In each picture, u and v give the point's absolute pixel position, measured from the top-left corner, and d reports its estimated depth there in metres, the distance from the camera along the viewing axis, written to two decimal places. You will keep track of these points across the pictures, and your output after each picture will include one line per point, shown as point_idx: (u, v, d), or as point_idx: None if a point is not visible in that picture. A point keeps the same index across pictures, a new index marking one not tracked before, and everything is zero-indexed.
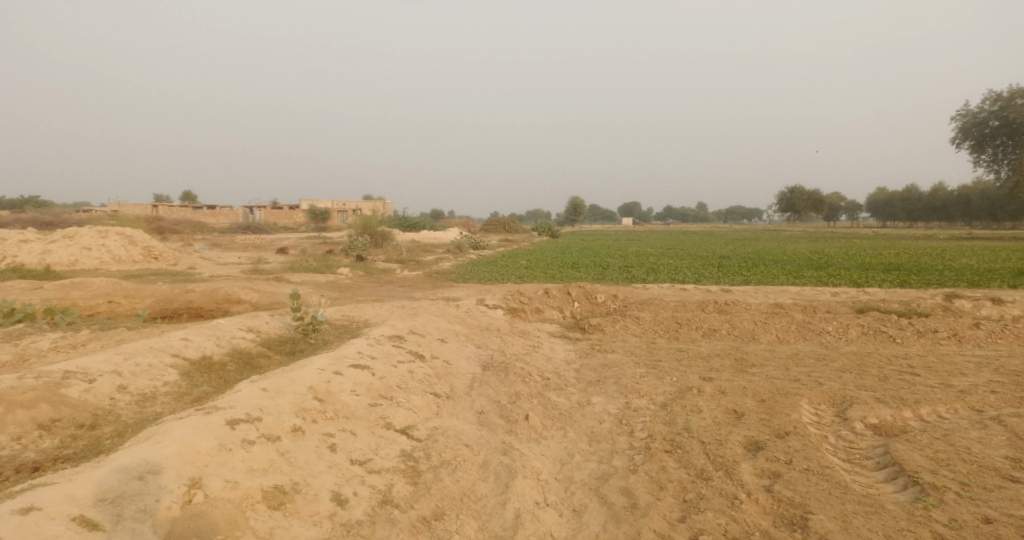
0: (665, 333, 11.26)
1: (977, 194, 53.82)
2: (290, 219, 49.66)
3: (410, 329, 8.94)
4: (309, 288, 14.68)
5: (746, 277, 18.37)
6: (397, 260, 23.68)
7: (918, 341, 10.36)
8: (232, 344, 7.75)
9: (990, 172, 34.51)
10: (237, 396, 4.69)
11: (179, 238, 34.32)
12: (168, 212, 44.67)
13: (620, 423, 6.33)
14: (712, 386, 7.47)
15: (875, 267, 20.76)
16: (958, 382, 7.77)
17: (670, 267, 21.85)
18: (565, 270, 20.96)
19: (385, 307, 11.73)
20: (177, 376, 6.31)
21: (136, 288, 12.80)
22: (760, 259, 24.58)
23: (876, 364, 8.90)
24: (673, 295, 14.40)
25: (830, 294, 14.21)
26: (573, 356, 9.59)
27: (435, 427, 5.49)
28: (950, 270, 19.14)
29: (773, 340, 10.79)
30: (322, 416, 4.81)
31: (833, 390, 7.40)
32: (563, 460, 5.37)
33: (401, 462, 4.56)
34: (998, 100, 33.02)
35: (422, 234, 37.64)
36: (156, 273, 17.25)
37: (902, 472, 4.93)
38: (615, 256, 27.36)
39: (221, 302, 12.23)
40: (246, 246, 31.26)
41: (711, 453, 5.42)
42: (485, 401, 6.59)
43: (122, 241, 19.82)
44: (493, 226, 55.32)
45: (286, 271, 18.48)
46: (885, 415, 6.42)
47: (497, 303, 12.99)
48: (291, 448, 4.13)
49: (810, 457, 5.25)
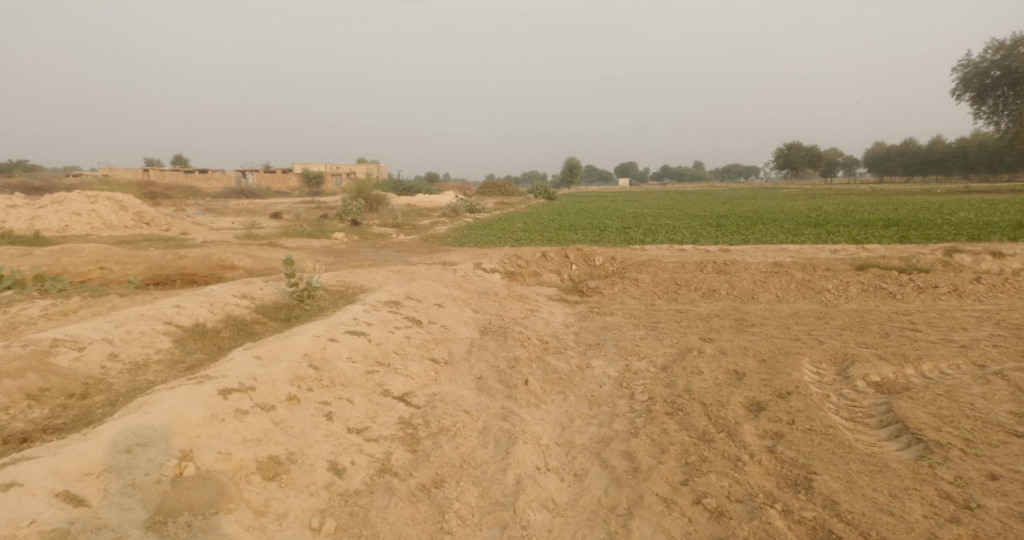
0: (664, 294, 11.18)
1: (976, 148, 53.30)
2: (284, 184, 49.04)
3: (407, 294, 8.82)
4: (304, 253, 14.49)
5: (744, 236, 18.25)
6: (392, 225, 23.40)
7: (918, 297, 10.30)
8: (226, 310, 7.62)
9: (990, 124, 34.02)
10: (230, 365, 4.56)
11: (171, 203, 33.87)
12: (159, 177, 44.01)
13: (620, 386, 6.27)
14: (713, 347, 7.40)
15: (874, 223, 20.60)
16: (959, 337, 7.72)
17: (668, 227, 21.69)
18: (563, 233, 20.77)
19: (381, 272, 11.59)
20: (169, 344, 6.20)
21: (127, 254, 12.59)
22: (758, 218, 24.43)
23: (877, 321, 8.83)
24: (671, 256, 14.27)
25: (828, 252, 14.10)
26: (571, 319, 9.52)
27: (433, 393, 5.42)
28: (949, 224, 19.01)
29: (773, 299, 10.72)
30: (318, 384, 4.70)
31: (834, 348, 7.35)
32: (564, 425, 5.32)
33: (400, 430, 4.48)
34: (1001, 50, 32.36)
35: (417, 198, 37.27)
36: (148, 239, 17.01)
37: (906, 430, 4.89)
38: (612, 218, 27.16)
39: (214, 268, 12.07)
40: (240, 211, 30.85)
41: (713, 415, 5.37)
42: (484, 366, 6.51)
43: (112, 206, 19.48)
44: (489, 189, 54.80)
45: (280, 236, 18.25)
46: (887, 372, 6.37)
47: (494, 266, 12.85)
48: (287, 417, 4.03)
49: (813, 417, 5.20)
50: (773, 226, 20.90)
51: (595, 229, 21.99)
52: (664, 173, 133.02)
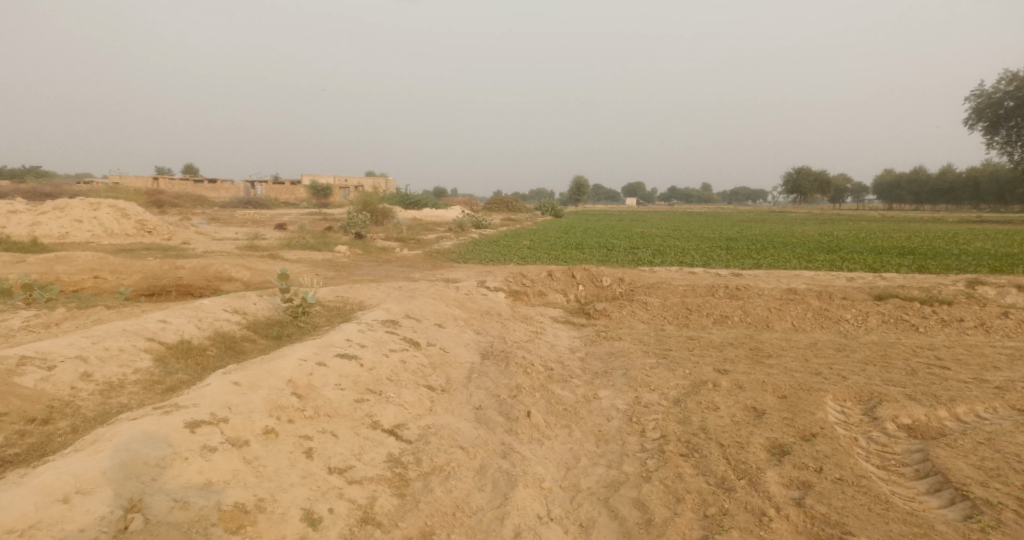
0: (675, 319, 10.74)
1: (987, 177, 52.81)
2: (292, 195, 49.10)
3: (406, 313, 8.41)
4: (305, 267, 14.14)
5: (756, 260, 17.82)
6: (396, 239, 23.08)
7: (942, 331, 9.82)
8: (215, 327, 7.22)
9: (1004, 154, 33.53)
10: (203, 392, 4.16)
11: (178, 211, 33.87)
12: (169, 185, 44.10)
13: (630, 420, 5.83)
14: (729, 379, 6.93)
15: (888, 251, 20.06)
16: (992, 377, 7.24)
17: (678, 249, 21.21)
18: (570, 252, 20.37)
19: (382, 288, 11.19)
20: (149, 363, 5.81)
21: (123, 263, 12.28)
22: (769, 242, 23.96)
23: (901, 356, 8.35)
24: (682, 279, 13.83)
25: (845, 280, 13.63)
26: (578, 344, 9.09)
27: (427, 426, 4.99)
28: (967, 254, 18.45)
29: (788, 329, 10.25)
30: (299, 415, 4.29)
31: (858, 385, 6.86)
32: (568, 465, 4.87)
33: (388, 469, 4.06)
34: (1015, 80, 32.08)
35: (424, 213, 37.10)
36: (148, 248, 16.72)
37: (948, 483, 4.42)
38: (620, 238, 26.78)
39: (211, 280, 11.75)
40: (245, 222, 30.65)
41: (732, 458, 4.92)
42: (483, 395, 6.08)
43: (115, 214, 19.26)
44: (496, 205, 54.66)
45: (282, 248, 17.93)
46: (918, 415, 5.90)
47: (499, 285, 12.47)
48: (260, 455, 3.62)
49: (843, 465, 4.73)
50: (785, 250, 20.43)
51: (603, 249, 21.61)
52: (672, 195, 132.63)
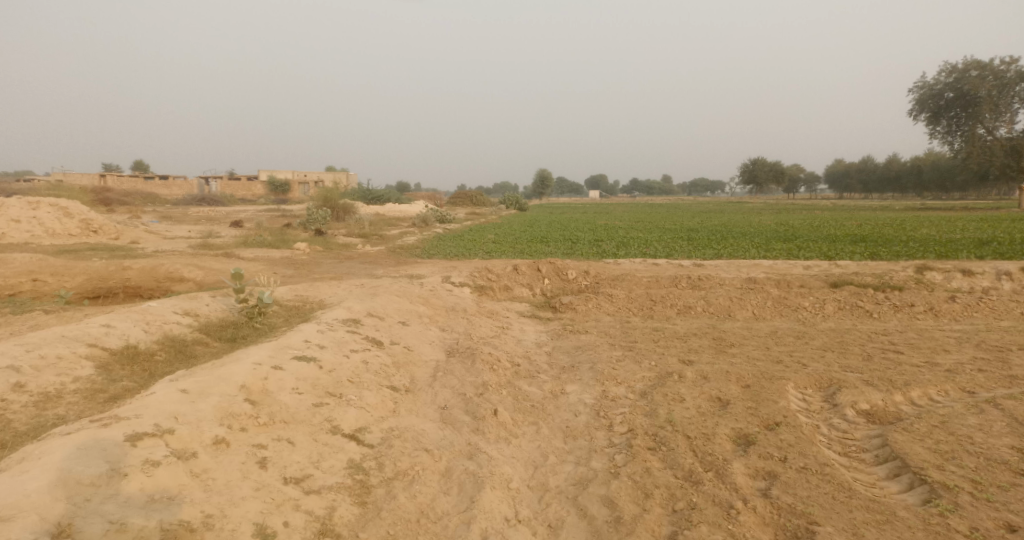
0: (640, 311, 10.79)
1: (930, 166, 55.17)
2: (249, 191, 47.60)
3: (368, 311, 8.17)
4: (262, 265, 13.66)
5: (717, 250, 18.13)
6: (358, 235, 22.61)
7: (894, 316, 10.14)
8: (164, 330, 6.85)
9: (944, 144, 34.87)
10: (147, 401, 3.90)
11: (127, 209, 32.44)
12: (116, 182, 42.16)
13: (597, 415, 5.78)
14: (694, 370, 6.97)
15: (842, 239, 20.67)
16: (943, 360, 7.48)
17: (641, 241, 21.36)
18: (534, 245, 20.32)
19: (343, 285, 10.89)
20: (90, 370, 5.45)
21: (65, 264, 11.59)
22: (729, 232, 24.38)
23: (857, 342, 8.56)
24: (646, 270, 13.93)
25: (802, 268, 13.95)
26: (544, 338, 9.01)
27: (390, 429, 4.82)
28: (914, 241, 19.17)
29: (750, 317, 10.42)
30: (253, 423, 4.06)
31: (818, 372, 6.99)
32: (536, 464, 4.78)
33: (348, 477, 3.89)
34: (953, 72, 33.51)
35: (387, 208, 36.52)
36: (93, 249, 15.89)
37: (906, 468, 4.51)
38: (584, 230, 26.83)
39: (162, 281, 11.22)
40: (199, 219, 29.54)
41: (700, 450, 4.92)
42: (449, 394, 5.93)
43: (56, 212, 18.24)
44: (460, 199, 54.25)
45: (237, 246, 17.30)
46: (876, 400, 6.03)
47: (464, 280, 12.30)
48: (209, 468, 3.40)
49: (806, 453, 4.78)
50: (744, 240, 20.84)
51: (568, 242, 21.64)
52: (635, 187, 134.23)
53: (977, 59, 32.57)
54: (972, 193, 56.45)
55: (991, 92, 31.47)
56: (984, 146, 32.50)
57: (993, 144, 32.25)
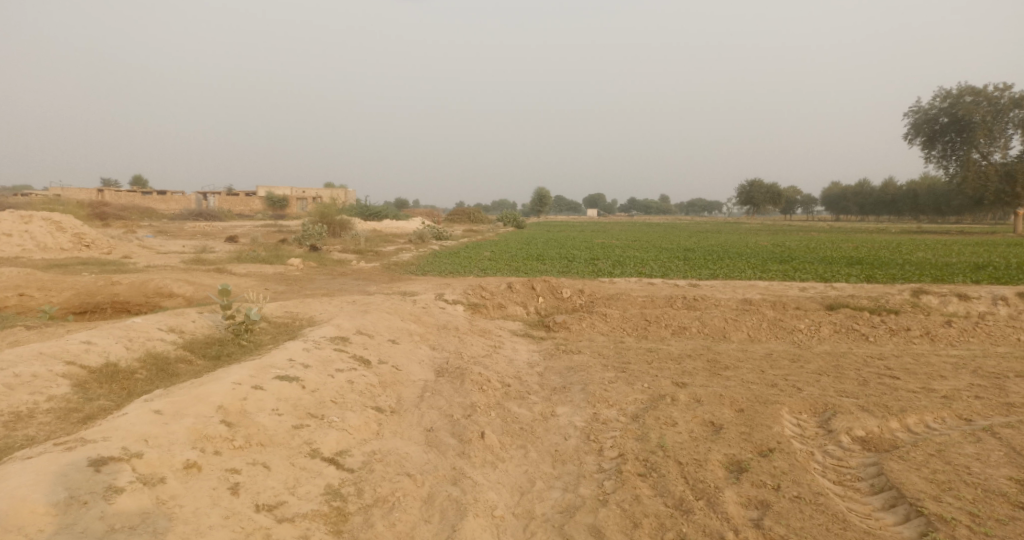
0: (634, 331, 10.68)
1: (925, 190, 55.53)
2: (246, 206, 47.57)
3: (357, 329, 8.04)
4: (254, 281, 13.54)
5: (713, 270, 18.08)
6: (353, 251, 22.52)
7: (890, 340, 10.05)
8: (147, 348, 6.71)
9: (939, 168, 35.14)
10: (117, 423, 3.83)
11: (123, 223, 32.34)
12: (114, 196, 42.10)
13: (587, 439, 5.65)
14: (687, 393, 6.84)
15: (837, 261, 20.64)
16: (939, 386, 7.37)
17: (637, 260, 21.30)
18: (530, 263, 20.24)
19: (334, 303, 10.76)
20: (66, 389, 5.31)
21: (53, 279, 11.44)
22: (725, 253, 24.35)
23: (853, 366, 8.46)
24: (641, 290, 13.85)
25: (798, 289, 13.90)
26: (536, 358, 8.88)
27: (372, 451, 4.69)
28: (910, 264, 19.16)
29: (745, 339, 10.32)
30: (227, 446, 3.97)
31: (812, 396, 6.88)
32: (522, 489, 4.64)
33: (324, 503, 3.76)
34: (948, 97, 33.84)
35: (384, 224, 36.49)
36: (84, 263, 15.74)
37: (903, 498, 4.38)
38: (580, 249, 26.80)
39: (151, 296, 11.08)
40: (194, 234, 29.40)
41: (691, 477, 4.78)
42: (435, 415, 5.79)
43: (49, 226, 18.12)
44: (458, 216, 54.30)
45: (231, 262, 17.18)
46: (871, 426, 5.91)
47: (457, 298, 12.19)
48: (178, 494, 3.30)
49: (800, 481, 4.65)
50: (740, 261, 20.79)
51: (563, 260, 21.57)
52: (632, 206, 134.81)
53: (971, 85, 32.92)
54: (968, 217, 56.77)
55: (986, 118, 31.77)
56: (980, 171, 32.73)
57: (988, 169, 32.48)
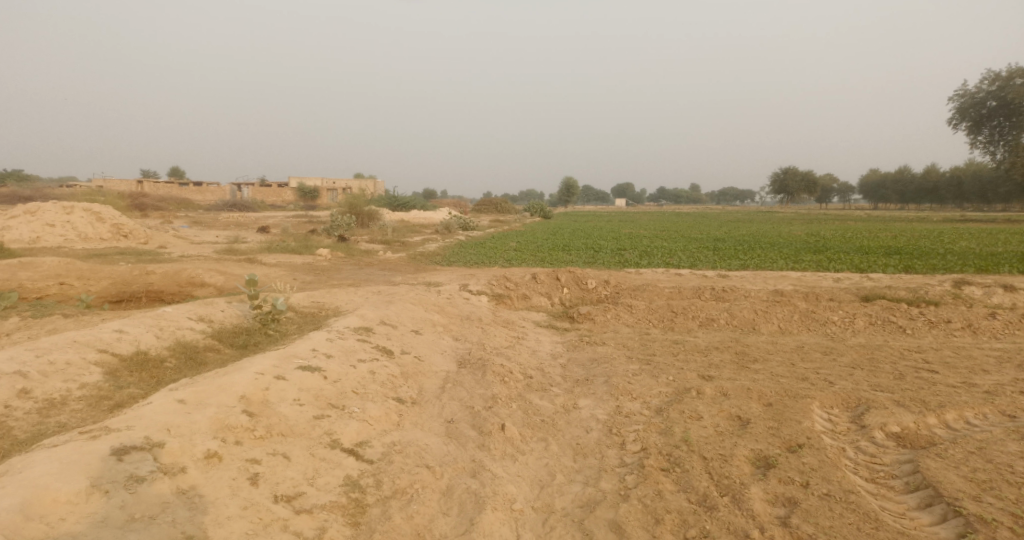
0: (660, 323, 10.51)
1: (970, 177, 53.35)
2: (278, 197, 48.44)
3: (381, 319, 8.08)
4: (283, 271, 13.75)
5: (743, 260, 17.69)
6: (380, 241, 22.71)
7: (929, 333, 9.67)
8: (176, 336, 6.86)
9: (986, 153, 33.64)
10: (141, 413, 3.96)
11: (160, 215, 33.27)
12: (152, 187, 43.31)
13: (609, 432, 5.56)
14: (713, 386, 6.69)
15: (875, 251, 20.00)
16: (981, 381, 7.05)
17: (665, 250, 20.97)
18: (556, 253, 20.13)
19: (360, 292, 10.85)
20: (98, 377, 5.46)
21: (92, 268, 11.81)
22: (757, 242, 23.83)
23: (888, 360, 8.15)
24: (668, 281, 13.63)
25: (831, 280, 13.50)
26: (560, 349, 8.81)
27: (392, 443, 4.71)
28: (952, 254, 18.42)
29: (775, 331, 10.05)
30: (248, 436, 4.04)
31: (845, 390, 6.64)
32: (542, 483, 4.59)
33: (343, 495, 3.79)
34: (996, 80, 32.28)
35: (412, 215, 36.75)
36: (122, 253, 16.22)
37: (940, 498, 4.18)
38: (608, 239, 26.55)
39: (183, 286, 11.35)
40: (228, 224, 30.07)
41: (715, 472, 4.66)
42: (456, 407, 5.79)
43: (89, 217, 18.72)
44: (485, 206, 54.36)
45: (261, 252, 17.50)
46: (907, 422, 5.68)
47: (481, 288, 12.18)
48: (197, 485, 3.36)
49: (829, 478, 4.50)
50: (772, 251, 20.30)
51: (590, 250, 21.37)
52: (661, 195, 132.89)
53: (1021, 67, 31.36)
54: (1015, 205, 54.35)
55: None
56: None
57: None
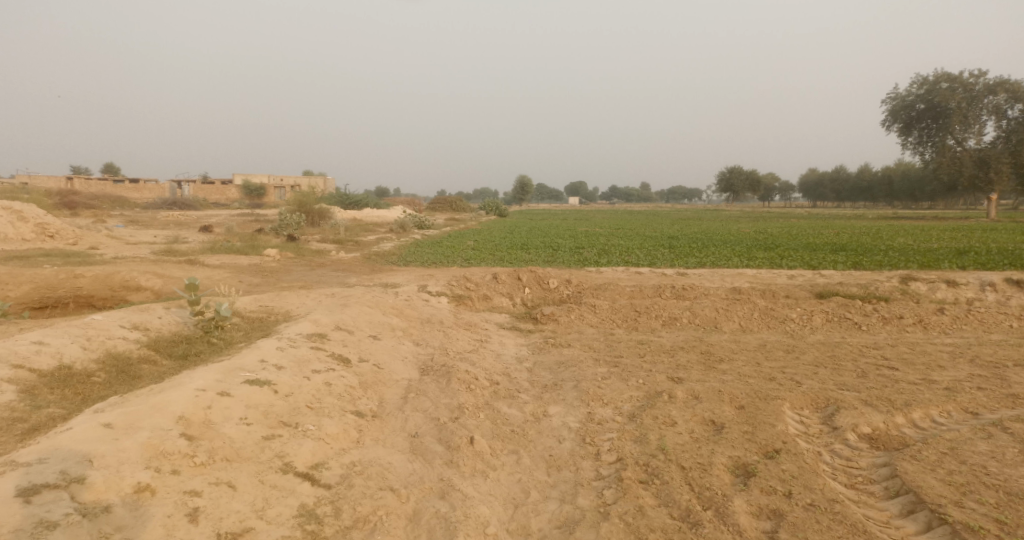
0: (624, 322, 10.38)
1: (900, 177, 56.31)
2: (223, 195, 46.40)
3: (337, 324, 7.58)
4: (227, 273, 12.93)
5: (699, 258, 17.83)
6: (332, 241, 21.86)
7: (883, 328, 9.89)
8: (106, 347, 6.19)
9: (915, 154, 35.44)
10: (58, 441, 3.43)
11: (92, 213, 31.18)
12: (84, 185, 40.70)
13: (583, 441, 5.30)
14: (684, 389, 6.52)
15: (822, 247, 20.64)
16: (940, 377, 7.17)
17: (622, 248, 21.04)
18: (514, 252, 19.91)
19: (312, 296, 10.24)
20: (11, 397, 4.80)
21: (11, 272, 10.75)
22: (709, 240, 24.23)
23: (849, 357, 8.23)
24: (629, 279, 13.55)
25: (786, 277, 13.72)
26: (525, 352, 8.53)
27: (352, 463, 4.29)
28: (894, 250, 19.14)
29: (737, 329, 10.07)
30: (187, 464, 3.55)
31: (813, 390, 6.60)
32: (516, 502, 4.27)
33: (297, 528, 3.37)
34: (924, 84, 33.96)
35: (364, 213, 35.82)
36: (47, 255, 14.94)
37: (922, 504, 4.11)
38: (564, 237, 26.45)
39: (117, 290, 10.48)
40: (168, 223, 28.54)
41: (695, 484, 4.46)
42: (421, 419, 5.40)
43: (9, 216, 17.21)
44: (440, 204, 53.73)
45: (204, 253, 16.50)
46: (877, 422, 5.66)
47: (440, 289, 11.76)
48: (125, 527, 2.89)
49: (812, 486, 4.36)
50: (726, 248, 20.62)
51: (548, 249, 21.18)
52: (613, 193, 135.07)
53: (947, 72, 33.07)
54: (941, 204, 57.68)
55: (961, 104, 31.96)
56: (954, 157, 33.06)
57: (963, 155, 32.84)
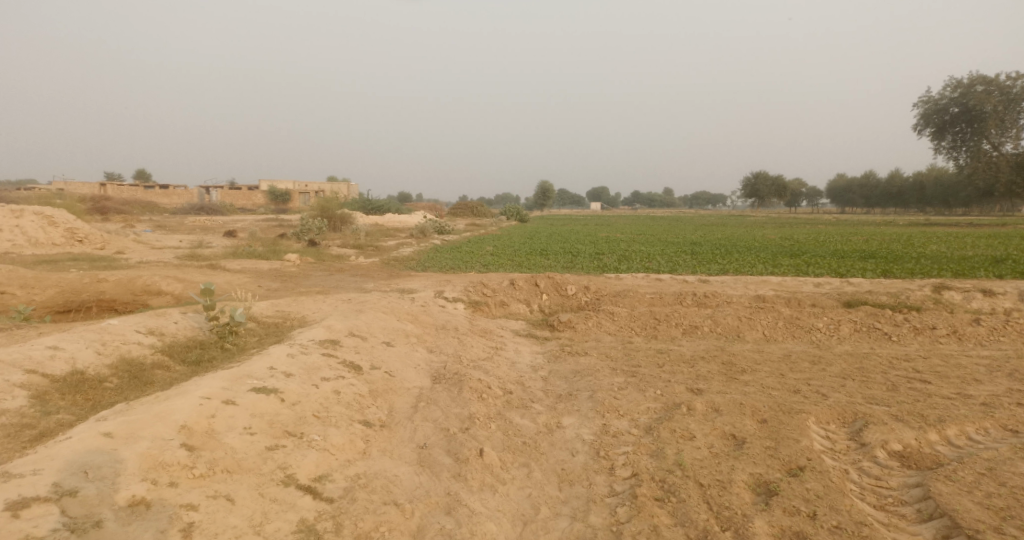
0: (643, 330, 10.15)
1: (932, 183, 54.74)
2: (248, 200, 47.18)
3: (350, 330, 7.52)
4: (247, 278, 13.02)
5: (722, 265, 17.45)
6: (352, 246, 21.98)
7: (915, 339, 9.49)
8: (121, 352, 6.20)
9: (949, 159, 34.33)
10: (56, 451, 3.39)
11: (122, 218, 31.89)
12: (116, 191, 41.74)
13: (597, 455, 5.13)
14: (704, 401, 6.29)
15: (850, 255, 20.08)
16: (976, 392, 6.81)
17: (643, 254, 20.71)
18: (533, 258, 19.75)
19: (328, 301, 10.23)
20: (22, 402, 4.81)
21: (37, 276, 10.95)
22: (733, 246, 23.73)
23: (879, 369, 7.89)
24: (649, 286, 13.30)
25: (812, 285, 13.32)
26: (541, 360, 8.37)
27: (356, 475, 4.19)
28: (926, 258, 18.47)
29: (760, 339, 9.77)
30: (185, 476, 3.48)
31: (840, 404, 6.30)
32: (525, 518, 4.12)
33: None
34: (959, 87, 32.89)
35: (386, 218, 36.04)
36: (75, 259, 15.24)
37: (958, 530, 3.84)
38: (585, 243, 26.19)
39: (139, 294, 10.61)
40: (194, 228, 29.05)
41: (714, 502, 4.26)
42: (430, 429, 5.28)
43: (41, 221, 17.65)
44: (462, 210, 53.91)
45: (226, 257, 16.69)
46: (908, 439, 5.37)
47: (457, 295, 11.67)
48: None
49: (838, 507, 4.12)
50: (750, 255, 20.17)
51: (568, 255, 20.96)
52: (635, 198, 134.06)
53: (982, 74, 31.99)
54: (976, 210, 55.91)
55: (997, 107, 30.89)
56: (990, 162, 31.92)
57: (999, 160, 31.72)
